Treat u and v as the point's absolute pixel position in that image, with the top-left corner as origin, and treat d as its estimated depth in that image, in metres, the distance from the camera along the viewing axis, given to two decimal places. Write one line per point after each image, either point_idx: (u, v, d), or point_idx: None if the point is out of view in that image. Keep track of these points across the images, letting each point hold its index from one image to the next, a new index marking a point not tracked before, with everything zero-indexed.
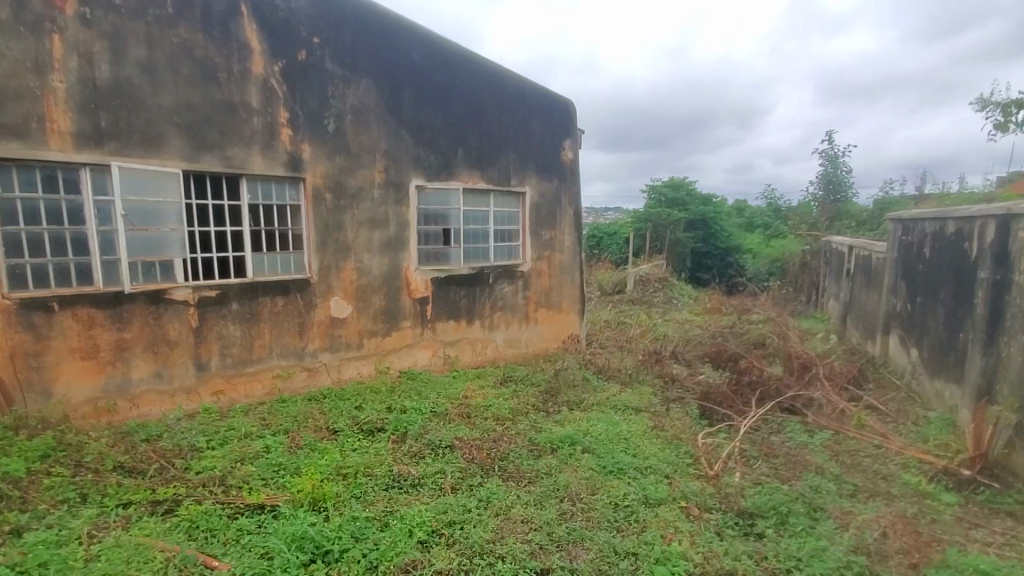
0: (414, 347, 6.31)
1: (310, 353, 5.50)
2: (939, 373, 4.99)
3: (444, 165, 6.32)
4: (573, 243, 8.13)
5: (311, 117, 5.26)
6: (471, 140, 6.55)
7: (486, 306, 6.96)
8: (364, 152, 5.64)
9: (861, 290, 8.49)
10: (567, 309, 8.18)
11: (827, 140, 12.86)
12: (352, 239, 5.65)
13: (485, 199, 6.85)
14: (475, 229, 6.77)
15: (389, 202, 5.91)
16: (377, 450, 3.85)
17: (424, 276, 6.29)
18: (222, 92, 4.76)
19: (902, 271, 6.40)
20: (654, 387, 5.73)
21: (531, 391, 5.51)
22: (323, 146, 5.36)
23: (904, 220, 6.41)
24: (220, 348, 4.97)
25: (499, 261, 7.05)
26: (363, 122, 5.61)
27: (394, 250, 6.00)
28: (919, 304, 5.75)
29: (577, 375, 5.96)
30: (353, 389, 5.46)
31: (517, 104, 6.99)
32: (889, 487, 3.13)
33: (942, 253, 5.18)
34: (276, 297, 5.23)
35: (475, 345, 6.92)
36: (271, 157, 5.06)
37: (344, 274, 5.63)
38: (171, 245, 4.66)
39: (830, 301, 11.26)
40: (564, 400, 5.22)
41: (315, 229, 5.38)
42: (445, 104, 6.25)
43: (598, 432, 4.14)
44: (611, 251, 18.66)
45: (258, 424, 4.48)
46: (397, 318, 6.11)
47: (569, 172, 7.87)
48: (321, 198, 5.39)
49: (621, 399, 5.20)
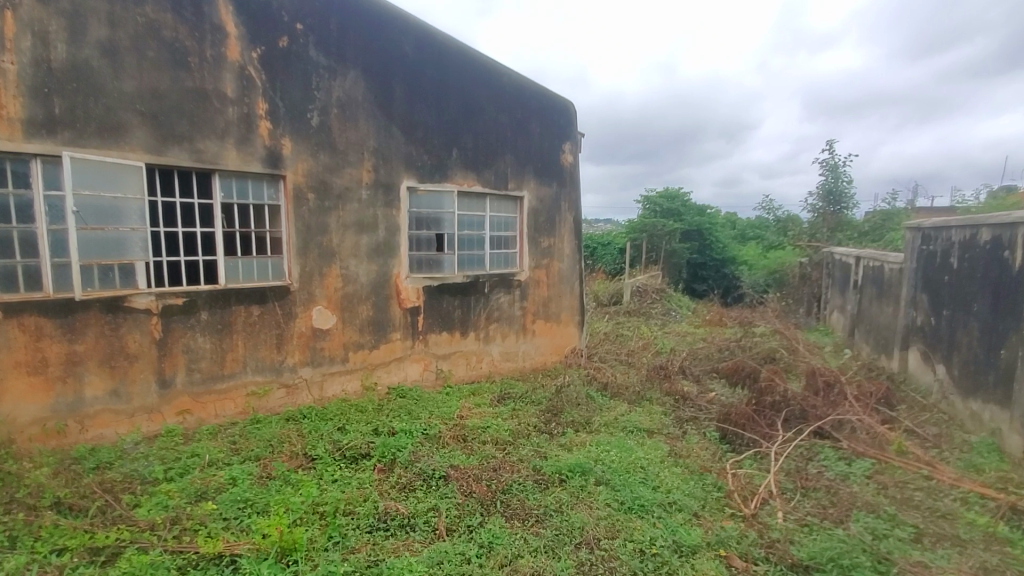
0: (404, 362, 5.82)
1: (288, 368, 4.99)
2: (978, 392, 4.60)
3: (438, 166, 5.87)
4: (573, 252, 7.71)
5: (292, 110, 4.80)
6: (467, 140, 6.12)
7: (481, 317, 6.50)
8: (351, 149, 5.18)
9: (872, 302, 8.15)
10: (567, 321, 7.73)
11: (828, 150, 12.62)
12: (337, 243, 5.17)
13: (481, 203, 6.41)
14: (470, 235, 6.33)
15: (378, 204, 5.44)
16: (360, 482, 3.36)
17: (415, 284, 5.81)
18: (193, 79, 4.30)
19: (924, 283, 6.05)
20: (665, 407, 5.29)
21: (532, 411, 5.04)
22: (305, 141, 4.89)
23: (924, 229, 6.10)
24: (186, 363, 4.45)
25: (495, 270, 6.60)
26: (351, 117, 5.16)
27: (383, 256, 5.52)
28: (947, 317, 5.38)
29: (581, 392, 5.50)
30: (335, 407, 4.95)
31: (515, 103, 6.58)
32: (956, 530, 2.71)
33: (977, 262, 4.82)
34: (250, 306, 4.72)
35: (470, 358, 6.44)
36: (247, 152, 4.60)
37: (328, 281, 5.14)
38: (132, 246, 4.16)
39: (835, 313, 10.94)
40: (569, 421, 4.75)
41: (296, 232, 4.90)
42: (439, 101, 5.81)
43: (612, 460, 3.67)
44: (606, 262, 18.37)
45: (226, 450, 3.97)
46: (386, 330, 5.62)
47: (569, 177, 7.48)
48: (303, 198, 4.92)
49: (631, 420, 4.75)
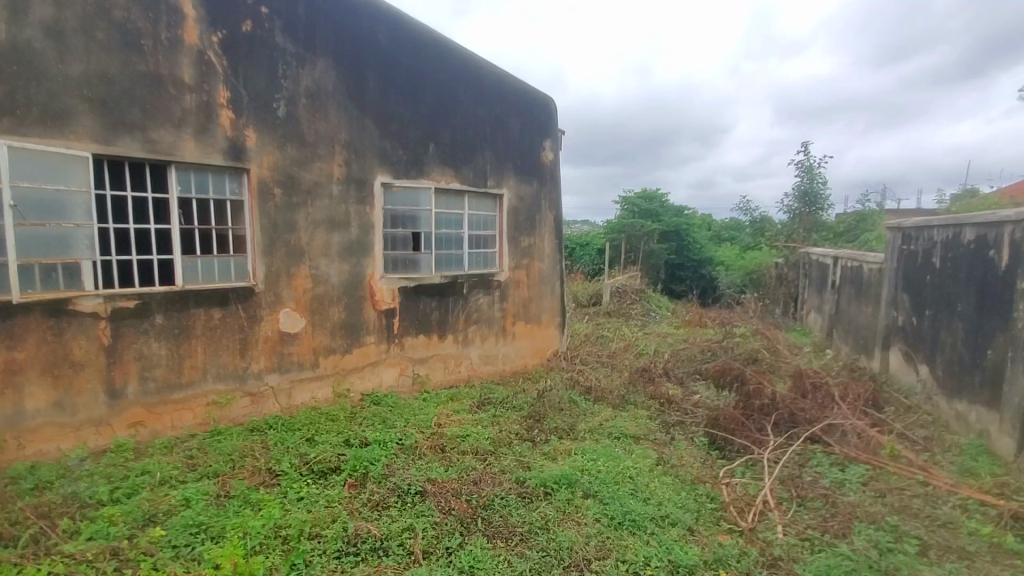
0: (379, 367, 5.54)
1: (253, 375, 4.66)
2: (963, 392, 4.57)
3: (414, 162, 5.61)
4: (554, 251, 7.52)
5: (257, 99, 4.49)
6: (444, 135, 5.86)
7: (460, 320, 6.25)
8: (321, 142, 4.88)
9: (851, 302, 8.16)
10: (547, 323, 7.53)
11: (804, 152, 12.72)
12: (306, 242, 4.86)
13: (460, 200, 6.16)
14: (448, 234, 6.07)
15: (350, 200, 5.15)
16: (328, 500, 3.09)
17: (390, 285, 5.53)
18: (146, 63, 3.96)
19: (905, 283, 6.03)
20: (649, 411, 5.13)
21: (513, 417, 4.82)
22: (271, 133, 4.59)
23: (905, 228, 6.09)
24: (140, 371, 4.10)
25: (474, 271, 6.36)
26: (321, 108, 4.86)
27: (355, 256, 5.23)
28: (930, 317, 5.36)
29: (564, 397, 5.30)
30: (303, 416, 4.64)
31: (494, 97, 6.36)
32: (961, 541, 2.61)
33: (960, 261, 4.80)
34: (211, 309, 4.39)
35: (448, 362, 6.19)
36: (206, 143, 4.27)
37: (296, 282, 4.84)
38: (77, 244, 3.80)
39: (812, 313, 11.01)
40: (552, 427, 4.55)
41: (261, 229, 4.59)
42: (415, 93, 5.54)
43: (599, 470, 3.48)
44: (585, 263, 18.28)
45: (181, 467, 3.64)
46: (359, 333, 5.33)
47: (550, 175, 7.29)
48: (268, 193, 4.60)
49: (616, 426, 4.58)
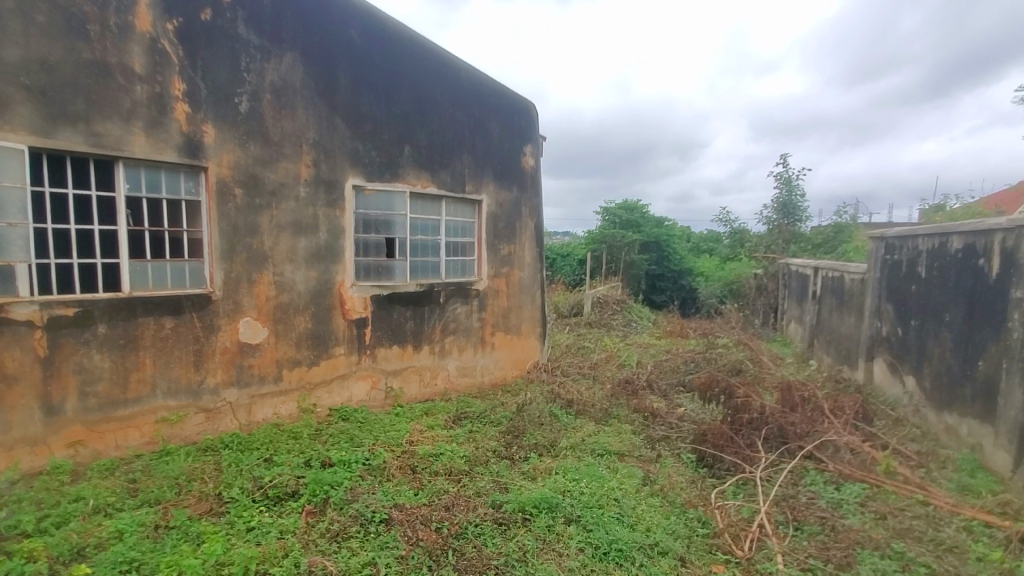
0: (349, 380, 5.20)
1: (209, 390, 4.30)
2: (953, 405, 4.45)
3: (388, 164, 5.33)
4: (534, 260, 7.29)
5: (216, 93, 4.19)
6: (420, 137, 5.59)
7: (436, 330, 5.96)
8: (288, 140, 4.58)
9: (832, 313, 8.10)
10: (527, 334, 7.28)
11: (782, 163, 12.80)
12: (270, 246, 4.54)
13: (436, 206, 5.90)
14: (424, 240, 5.80)
15: (319, 203, 4.84)
16: (280, 532, 2.77)
17: (362, 293, 5.22)
18: (92, 50, 3.64)
19: (890, 293, 5.95)
20: (634, 426, 4.89)
21: (491, 432, 4.54)
22: (231, 129, 4.28)
23: (888, 238, 6.03)
24: (79, 386, 3.72)
25: (451, 279, 6.09)
26: (287, 104, 4.56)
27: (324, 261, 4.91)
28: (916, 328, 5.26)
29: (545, 411, 5.04)
30: (263, 434, 4.30)
31: (472, 100, 6.13)
32: (971, 568, 2.43)
33: (947, 271, 4.72)
34: (163, 318, 4.04)
35: (423, 374, 5.88)
36: (159, 138, 3.95)
37: (258, 289, 4.50)
38: (10, 245, 3.44)
39: (792, 324, 10.98)
40: (532, 444, 4.29)
41: (220, 232, 4.26)
42: (389, 93, 5.27)
43: (582, 492, 3.23)
44: (566, 273, 18.15)
45: (120, 493, 3.28)
46: (327, 344, 5.00)
47: (530, 182, 7.08)
48: (228, 194, 4.28)
49: (599, 442, 4.34)
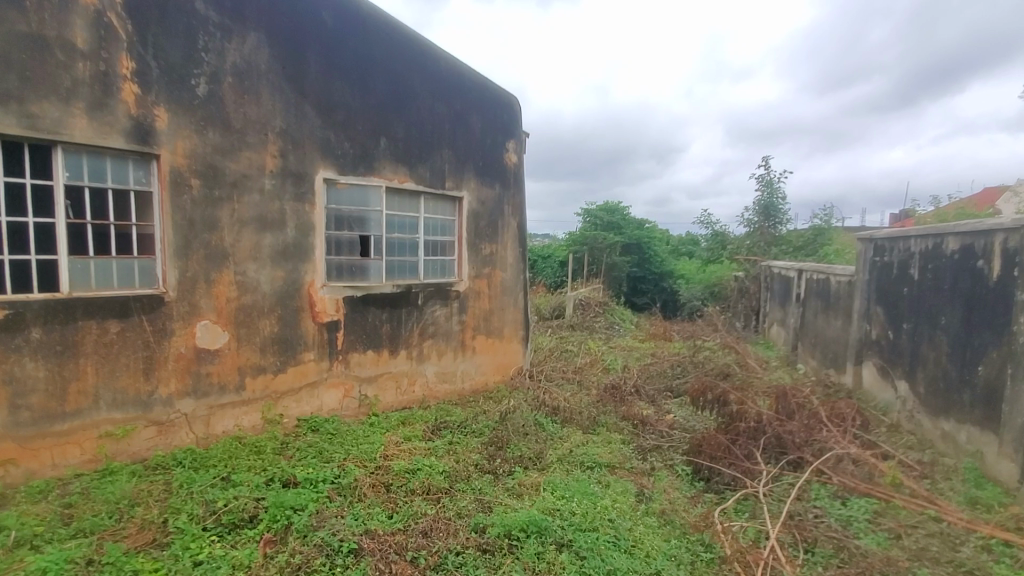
0: (319, 388, 4.83)
1: (161, 401, 3.90)
2: (951, 411, 4.31)
3: (363, 157, 4.98)
4: (517, 260, 7.00)
5: (170, 73, 3.81)
6: (397, 129, 5.26)
7: (414, 333, 5.63)
8: (251, 128, 4.22)
9: (818, 315, 8.01)
10: (510, 337, 6.99)
11: (764, 166, 12.77)
12: (230, 243, 4.16)
13: (414, 202, 5.57)
14: (401, 239, 5.46)
15: (286, 197, 4.47)
16: (232, 568, 2.43)
17: (333, 294, 4.85)
18: (24, 20, 3.24)
19: (880, 295, 5.83)
20: (623, 435, 4.64)
21: (473, 444, 4.23)
22: (187, 114, 3.90)
23: (877, 239, 5.91)
24: (9, 399, 3.31)
25: (430, 280, 5.77)
26: (251, 89, 4.20)
27: (292, 260, 4.54)
28: (908, 331, 5.14)
29: (530, 419, 4.76)
30: (221, 448, 3.91)
31: (453, 92, 5.83)
32: None
33: (943, 272, 4.59)
34: (108, 321, 3.64)
35: (400, 381, 5.53)
36: (104, 122, 3.56)
37: (218, 289, 4.11)
38: None
39: (775, 326, 10.93)
40: (517, 456, 4.00)
41: (174, 227, 3.87)
42: (364, 81, 4.94)
43: (573, 512, 2.96)
44: (547, 275, 17.94)
45: (50, 521, 2.88)
46: (295, 349, 4.62)
47: (513, 179, 6.80)
48: (184, 184, 3.90)
49: (588, 453, 4.07)
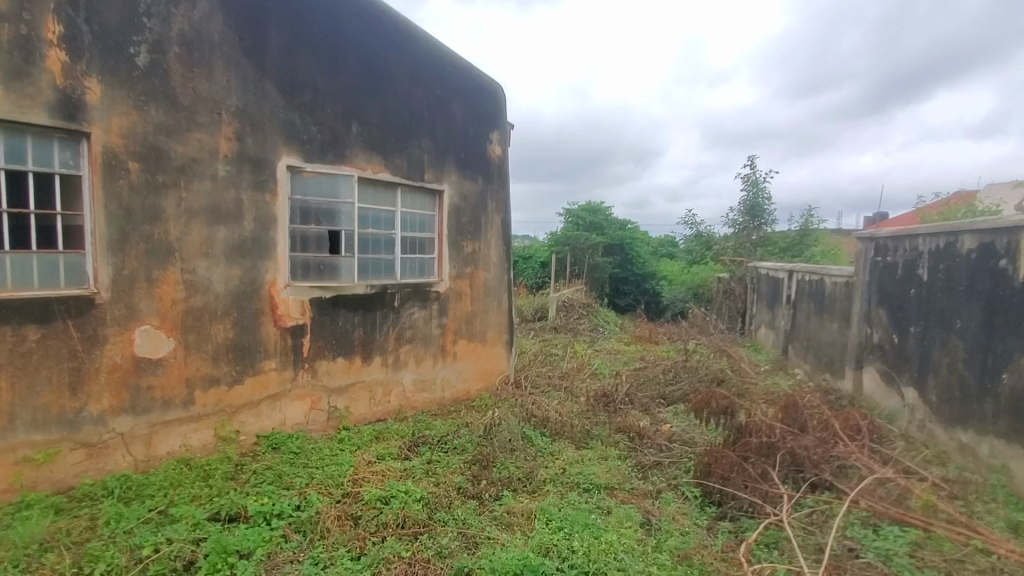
0: (282, 400, 4.32)
1: (92, 420, 3.35)
2: (969, 422, 4.08)
3: (332, 143, 4.48)
4: (501, 259, 6.56)
5: (103, 38, 3.26)
6: (370, 115, 4.78)
7: (390, 339, 5.14)
8: (202, 106, 3.69)
9: (811, 318, 7.76)
10: (493, 341, 6.54)
11: (749, 165, 12.59)
12: (177, 236, 3.63)
13: (390, 195, 5.09)
14: (375, 235, 4.98)
15: (243, 185, 3.94)
16: None
17: (298, 296, 4.34)
18: None
19: (882, 297, 5.56)
20: (620, 451, 4.24)
21: (454, 463, 3.78)
22: (125, 87, 3.37)
23: (879, 239, 5.65)
24: None
25: (407, 280, 5.30)
26: (201, 61, 3.67)
27: (250, 257, 4.02)
28: (916, 335, 4.87)
29: (517, 433, 4.34)
30: (165, 473, 3.38)
31: (432, 76, 5.37)
32: None
33: (958, 272, 4.31)
34: (27, 327, 3.10)
35: (374, 390, 5.04)
36: (22, 93, 3.02)
37: (162, 290, 3.58)
38: None
39: (762, 328, 10.76)
40: (504, 478, 3.57)
41: (108, 217, 3.34)
42: (333, 59, 4.44)
43: (574, 550, 2.54)
44: (528, 276, 17.54)
45: None
46: (255, 357, 4.10)
47: (497, 172, 6.37)
48: (121, 168, 3.37)
49: (584, 474, 3.66)
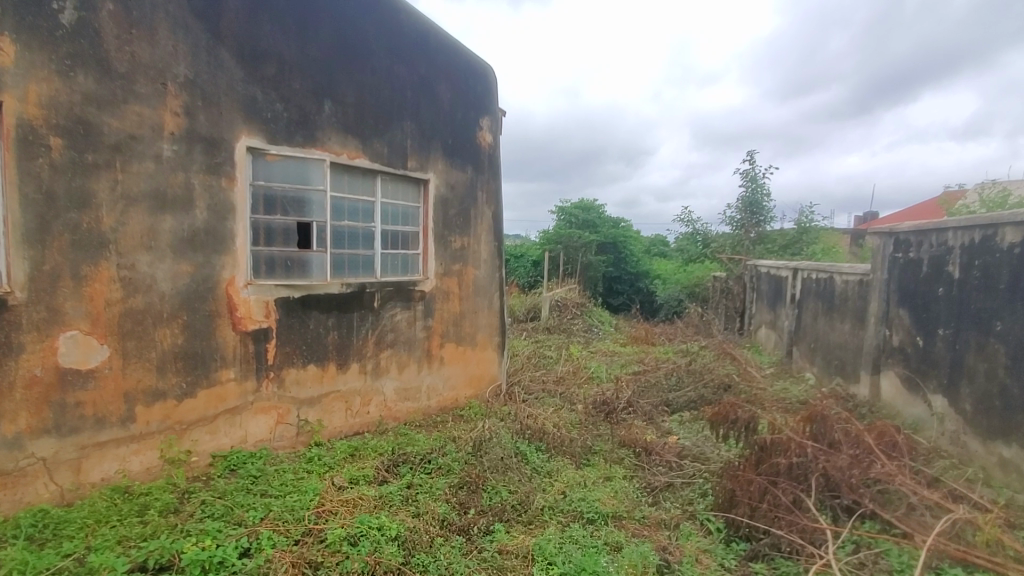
0: (242, 415, 3.79)
1: (5, 443, 2.82)
2: (1013, 435, 3.68)
3: (301, 123, 3.96)
4: (492, 256, 6.07)
5: None
6: (346, 93, 4.25)
7: (368, 343, 4.63)
8: (143, 74, 3.16)
9: (819, 319, 7.36)
10: (484, 345, 6.04)
11: (749, 161, 12.19)
12: (111, 226, 3.11)
13: (369, 183, 4.57)
14: (352, 228, 4.45)
15: (194, 167, 3.42)
16: None
17: (261, 296, 3.81)
18: None
19: (904, 296, 5.14)
20: (626, 470, 3.77)
21: (437, 488, 3.29)
22: (45, 48, 2.83)
23: (900, 234, 5.22)
24: None
25: (388, 278, 4.78)
26: (141, 21, 3.14)
27: (203, 251, 3.50)
28: (947, 338, 4.45)
29: (510, 451, 3.85)
30: (82, 514, 2.85)
31: (417, 53, 4.85)
32: None
33: (998, 269, 3.90)
34: None
35: (351, 401, 4.53)
36: None
37: (92, 289, 3.05)
38: None
39: (764, 328, 10.36)
40: (495, 506, 3.08)
41: (24, 202, 2.81)
42: (302, 27, 3.91)
43: None
44: (520, 275, 17.08)
45: None
46: (210, 366, 3.58)
47: (487, 162, 5.87)
48: (40, 144, 2.84)
49: (588, 500, 3.19)
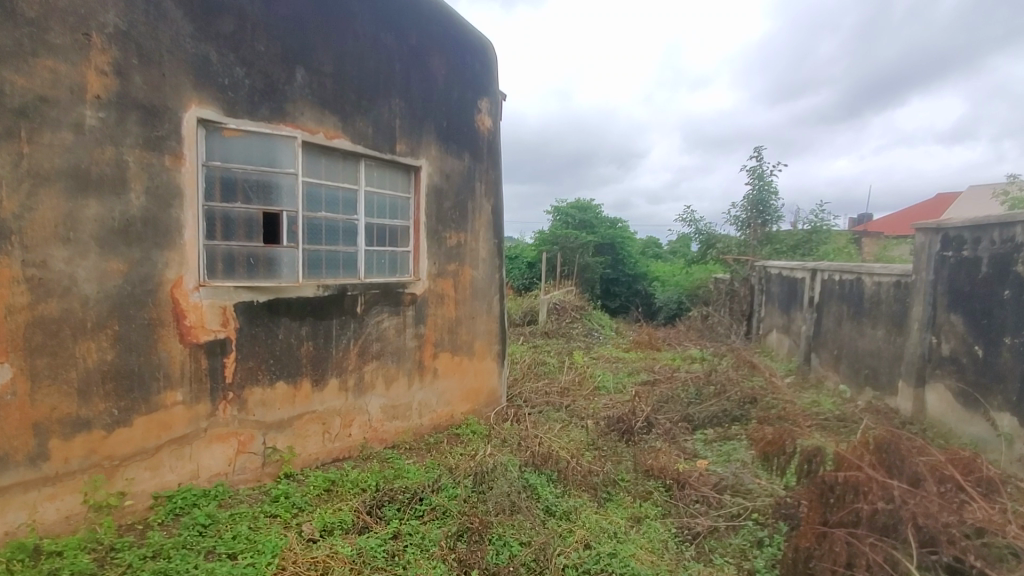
0: (193, 445, 3.12)
1: None
2: None
3: (267, 93, 3.31)
4: (491, 254, 5.42)
5: None
6: (323, 60, 3.60)
7: (350, 355, 3.97)
8: (59, 21, 2.51)
9: (845, 324, 6.77)
10: (482, 354, 5.40)
11: (757, 157, 11.59)
12: (14, 213, 2.44)
13: (351, 169, 3.92)
14: (330, 221, 3.80)
15: (127, 141, 2.75)
16: None
17: (217, 302, 3.15)
18: None
19: (957, 300, 4.56)
20: (658, 510, 3.14)
21: (431, 540, 2.64)
22: None
23: (951, 230, 4.64)
24: None
25: (374, 279, 4.13)
26: None
27: (141, 245, 2.83)
28: (1017, 349, 3.87)
29: (518, 485, 3.21)
30: None
31: (406, 20, 4.20)
32: None
33: None
34: None
35: (329, 423, 3.86)
36: None
37: None
38: None
39: (775, 332, 9.81)
40: (502, 567, 2.45)
41: None
42: None
43: None
44: (516, 277, 16.47)
45: None
46: (150, 387, 2.91)
47: (486, 148, 5.23)
48: None
49: (620, 556, 2.56)
